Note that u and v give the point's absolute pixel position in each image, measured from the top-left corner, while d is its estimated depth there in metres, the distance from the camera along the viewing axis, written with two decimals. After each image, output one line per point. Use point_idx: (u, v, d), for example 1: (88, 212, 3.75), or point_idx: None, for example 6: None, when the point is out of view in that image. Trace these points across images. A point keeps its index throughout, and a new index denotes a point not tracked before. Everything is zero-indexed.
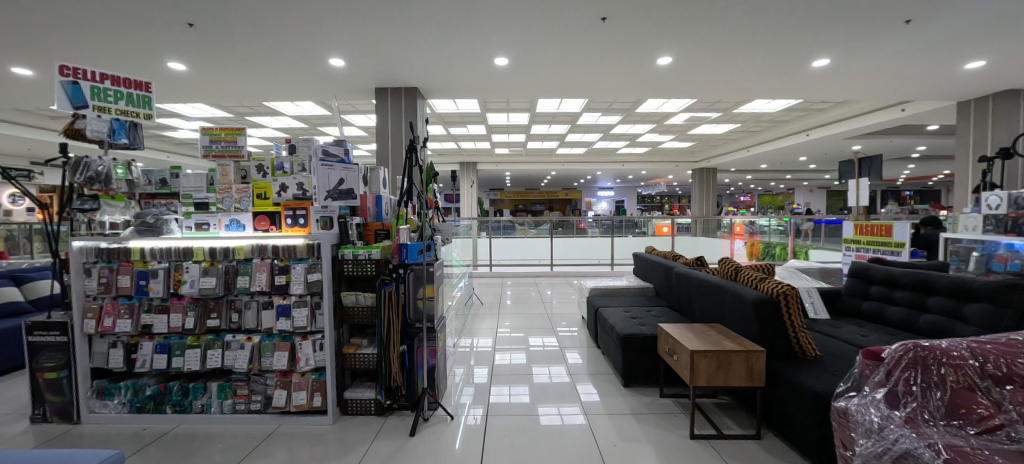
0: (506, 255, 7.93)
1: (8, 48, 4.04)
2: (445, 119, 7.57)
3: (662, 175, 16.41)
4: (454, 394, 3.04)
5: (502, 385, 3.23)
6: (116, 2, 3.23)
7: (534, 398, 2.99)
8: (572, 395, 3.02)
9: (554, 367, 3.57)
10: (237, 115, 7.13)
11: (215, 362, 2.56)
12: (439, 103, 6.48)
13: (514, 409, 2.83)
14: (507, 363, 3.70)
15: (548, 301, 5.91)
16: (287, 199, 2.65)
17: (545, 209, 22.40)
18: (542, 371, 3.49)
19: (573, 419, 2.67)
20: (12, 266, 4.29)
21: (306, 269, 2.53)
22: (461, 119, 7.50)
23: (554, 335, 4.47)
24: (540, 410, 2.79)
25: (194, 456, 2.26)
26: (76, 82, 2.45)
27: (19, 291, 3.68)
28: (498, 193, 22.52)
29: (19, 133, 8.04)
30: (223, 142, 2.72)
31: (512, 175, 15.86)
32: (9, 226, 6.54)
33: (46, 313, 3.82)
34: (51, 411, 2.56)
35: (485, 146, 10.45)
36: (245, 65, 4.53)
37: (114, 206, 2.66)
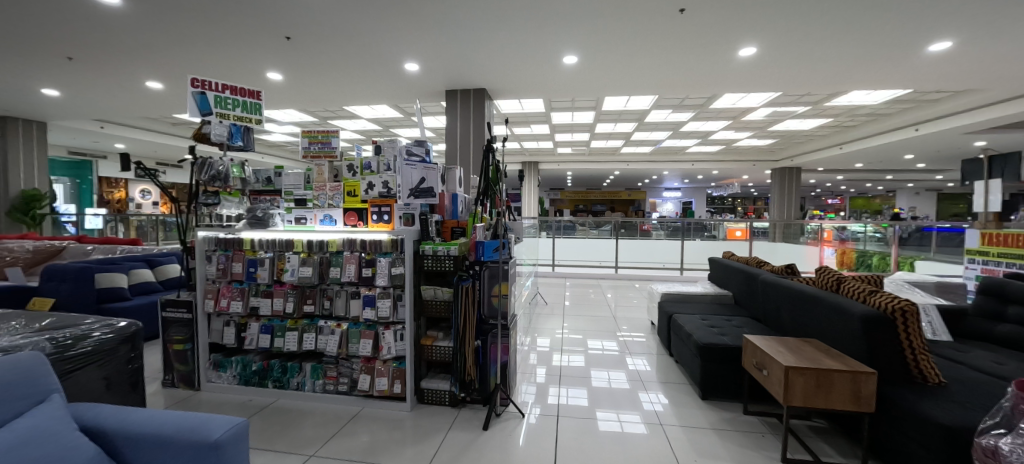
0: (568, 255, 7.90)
1: (146, 65, 4.76)
2: (510, 119, 7.67)
3: (735, 175, 15.36)
4: (518, 390, 3.09)
5: (562, 387, 3.21)
6: (231, 22, 3.66)
7: (591, 402, 2.93)
8: (639, 403, 2.92)
9: (613, 372, 3.48)
10: (321, 119, 7.77)
11: (310, 345, 2.80)
12: (505, 104, 6.59)
13: (578, 411, 2.80)
14: (566, 365, 3.66)
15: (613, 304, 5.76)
16: (372, 197, 2.84)
17: (606, 210, 21.91)
18: (602, 376, 3.41)
19: (634, 427, 2.58)
20: (147, 250, 5.04)
21: (389, 263, 2.70)
22: (526, 119, 7.56)
23: (615, 339, 4.36)
24: (598, 415, 2.74)
25: (290, 431, 2.50)
26: (203, 92, 2.81)
27: (151, 272, 4.25)
28: (558, 193, 22.41)
29: (148, 138, 9.47)
30: (319, 143, 3.02)
31: (574, 175, 15.70)
32: (140, 217, 7.74)
33: (172, 292, 4.42)
34: (178, 378, 2.97)
35: (548, 145, 10.45)
36: (331, 73, 4.91)
37: (230, 202, 2.96)
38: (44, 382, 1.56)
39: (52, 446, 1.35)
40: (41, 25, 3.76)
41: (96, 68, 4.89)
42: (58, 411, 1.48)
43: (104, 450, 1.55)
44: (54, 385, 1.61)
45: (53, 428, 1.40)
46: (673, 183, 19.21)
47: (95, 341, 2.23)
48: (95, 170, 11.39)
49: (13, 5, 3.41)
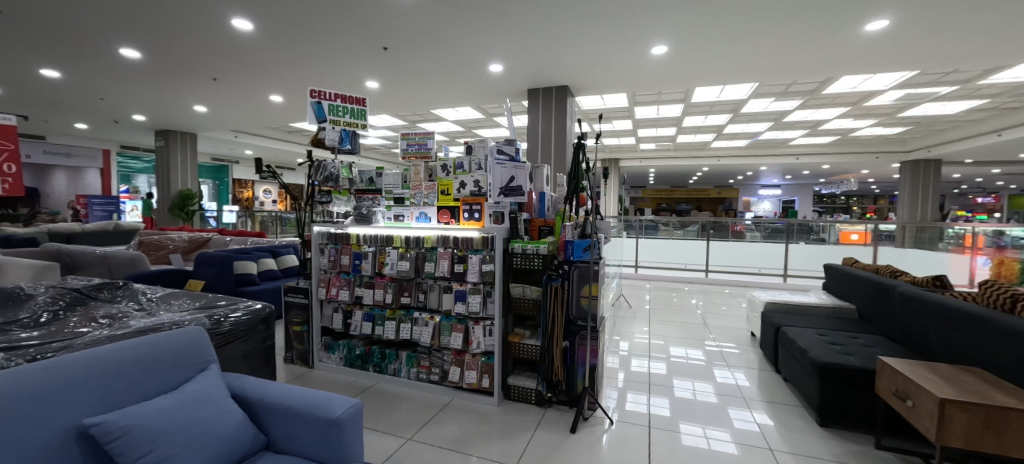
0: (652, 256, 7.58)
1: (271, 82, 5.50)
2: (591, 115, 7.52)
3: (851, 170, 13.37)
4: (602, 392, 3.03)
5: (645, 393, 3.09)
6: (340, 39, 4.05)
7: (675, 413, 2.77)
8: (729, 420, 2.68)
9: (698, 383, 3.25)
10: (411, 123, 8.34)
11: (406, 334, 3.02)
12: (587, 100, 6.48)
13: (665, 422, 2.66)
14: (645, 371, 3.50)
15: (703, 310, 5.37)
16: (464, 195, 2.96)
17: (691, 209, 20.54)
18: (685, 386, 3.20)
19: (722, 446, 2.37)
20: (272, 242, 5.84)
21: (480, 260, 2.83)
22: (608, 114, 7.35)
23: (702, 348, 4.06)
24: (681, 427, 2.58)
25: (389, 412, 2.72)
26: (319, 101, 3.14)
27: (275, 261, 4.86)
28: (639, 191, 21.48)
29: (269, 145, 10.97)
30: (416, 145, 3.21)
31: (657, 172, 14.96)
32: (263, 214, 9.00)
33: (292, 279, 5.04)
34: (296, 356, 3.40)
35: (630, 142, 10.07)
36: (422, 79, 5.22)
37: (340, 200, 3.34)
38: (206, 353, 1.84)
39: (212, 408, 1.59)
40: (195, 53, 4.52)
41: (235, 86, 5.75)
42: (215, 380, 1.74)
43: (248, 415, 1.79)
44: (211, 355, 1.89)
45: (211, 394, 1.64)
46: (770, 179, 17.36)
47: (237, 321, 2.61)
48: (230, 172, 13.51)
49: (180, 38, 4.13)
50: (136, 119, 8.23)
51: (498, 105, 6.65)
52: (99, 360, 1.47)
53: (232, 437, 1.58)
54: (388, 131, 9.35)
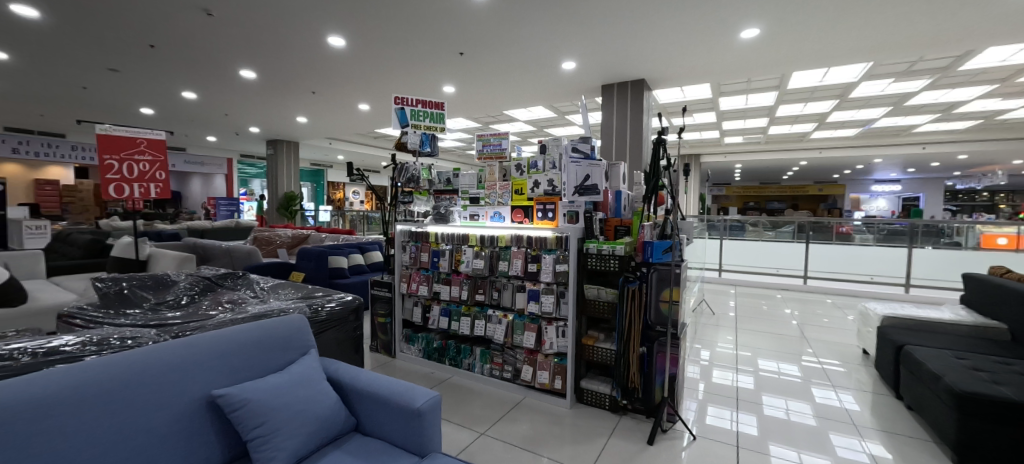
0: (739, 259, 7.00)
1: (360, 92, 6.01)
2: (669, 109, 7.12)
3: (1002, 160, 11.01)
4: (680, 403, 2.83)
5: (730, 408, 2.82)
6: (421, 48, 4.28)
7: (765, 433, 2.49)
8: (832, 446, 2.34)
9: (792, 402, 2.90)
10: (485, 125, 8.60)
11: (480, 331, 3.11)
12: (664, 93, 6.15)
13: (756, 442, 2.40)
14: (729, 384, 3.22)
15: (803, 320, 4.83)
16: (538, 195, 2.99)
17: (785, 208, 18.53)
18: (776, 404, 2.87)
19: None
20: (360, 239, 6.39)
21: (554, 260, 2.83)
22: (689, 107, 6.91)
23: (798, 362, 3.64)
24: (771, 449, 2.31)
25: (464, 405, 2.82)
26: (401, 107, 3.35)
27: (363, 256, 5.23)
28: (722, 188, 19.90)
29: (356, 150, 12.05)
30: (491, 145, 3.31)
31: (744, 167, 13.73)
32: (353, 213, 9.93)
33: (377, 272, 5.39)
34: (380, 345, 3.68)
35: (713, 136, 9.37)
36: (495, 81, 5.33)
37: (421, 200, 3.55)
38: (306, 338, 2.03)
39: (311, 389, 1.75)
40: (298, 71, 5.10)
41: (330, 98, 6.37)
42: (314, 363, 1.91)
43: (340, 398, 1.94)
44: (311, 340, 2.08)
45: (310, 376, 1.80)
46: (887, 173, 15.06)
47: (332, 311, 2.86)
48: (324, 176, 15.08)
49: (287, 58, 4.68)
50: (251, 131, 9.53)
51: (570, 103, 6.58)
52: (225, 340, 1.70)
53: (327, 417, 1.72)
54: (462, 134, 9.74)
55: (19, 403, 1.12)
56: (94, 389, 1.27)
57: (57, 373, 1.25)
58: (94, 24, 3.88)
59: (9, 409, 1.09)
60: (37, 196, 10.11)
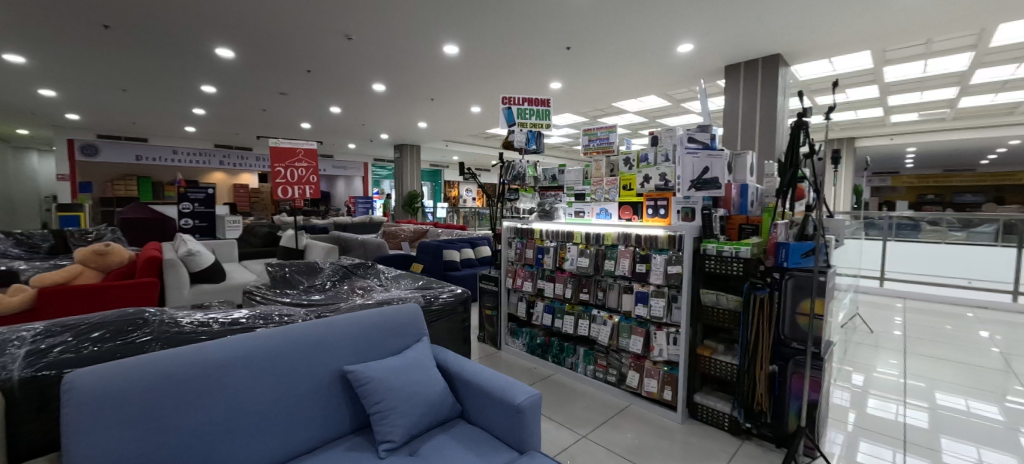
0: (907, 264, 5.79)
1: (472, 95, 6.40)
2: (811, 87, 6.11)
3: None
4: (820, 433, 2.38)
5: (893, 448, 2.28)
6: (528, 47, 4.35)
7: None
8: None
9: (989, 452, 2.23)
10: (592, 119, 8.51)
11: (583, 330, 3.06)
12: (806, 68, 5.30)
13: None
14: (894, 418, 2.60)
15: (1014, 347, 3.71)
16: (648, 190, 2.83)
17: (983, 204, 14.40)
18: (965, 453, 2.22)
19: None
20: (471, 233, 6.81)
21: (666, 261, 2.62)
22: (837, 82, 5.82)
23: (1002, 400, 2.82)
24: None
25: (566, 404, 2.79)
26: (509, 107, 3.43)
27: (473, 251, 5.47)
28: (887, 178, 16.53)
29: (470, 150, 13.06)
30: (598, 140, 3.20)
31: (919, 151, 11.08)
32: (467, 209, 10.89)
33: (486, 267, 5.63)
34: (486, 336, 3.87)
35: (874, 114, 7.76)
36: (602, 72, 5.16)
37: (526, 197, 3.63)
38: (420, 326, 2.17)
39: (422, 375, 1.87)
40: (416, 80, 5.62)
41: (445, 103, 6.90)
42: (426, 350, 2.05)
43: (448, 384, 2.05)
44: (425, 329, 2.23)
45: (422, 362, 1.94)
46: None
47: (444, 301, 3.07)
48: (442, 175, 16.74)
49: (410, 70, 5.19)
50: (382, 138, 10.93)
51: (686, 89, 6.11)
52: (352, 323, 1.91)
53: (436, 401, 1.84)
54: (568, 129, 9.74)
55: (209, 365, 1.44)
56: (253, 359, 1.54)
57: (231, 342, 1.56)
58: (268, 58, 4.81)
59: (203, 369, 1.42)
60: (235, 197, 12.84)
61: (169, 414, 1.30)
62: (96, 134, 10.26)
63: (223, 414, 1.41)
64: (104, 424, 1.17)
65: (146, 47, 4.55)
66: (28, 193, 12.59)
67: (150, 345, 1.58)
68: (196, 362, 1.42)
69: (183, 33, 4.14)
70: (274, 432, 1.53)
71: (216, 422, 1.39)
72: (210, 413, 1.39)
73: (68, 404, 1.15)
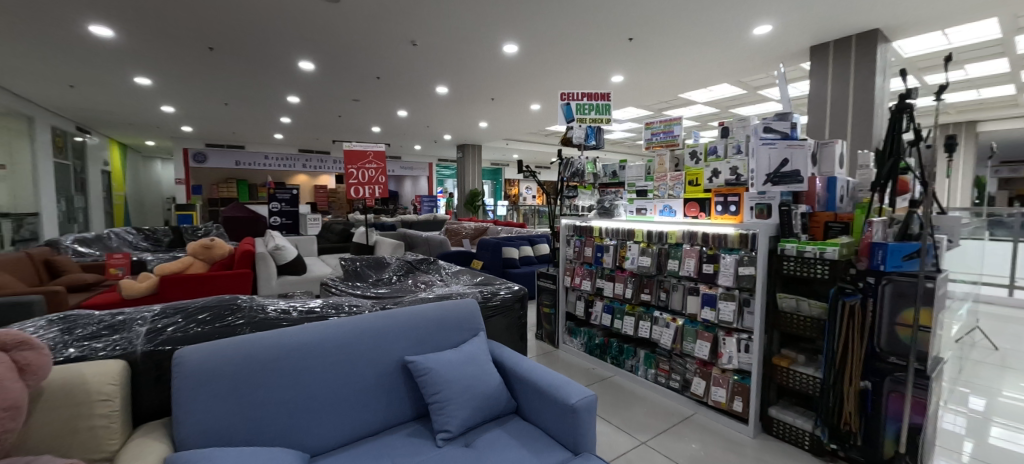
0: None
1: (532, 93, 6.43)
2: (919, 64, 5.36)
3: None
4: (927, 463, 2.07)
5: None
6: (589, 41, 4.27)
7: None
8: None
9: None
10: (657, 111, 8.22)
11: (644, 332, 2.94)
12: (911, 43, 4.64)
13: None
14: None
15: None
16: (717, 185, 2.65)
17: None
18: None
19: None
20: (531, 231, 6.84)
21: (736, 261, 2.44)
22: (953, 57, 5.04)
23: None
24: None
25: (626, 407, 2.71)
26: (568, 103, 3.40)
27: (532, 249, 5.48)
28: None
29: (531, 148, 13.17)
30: (661, 133, 3.05)
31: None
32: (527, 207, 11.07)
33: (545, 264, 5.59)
34: (544, 334, 3.87)
35: (1006, 92, 6.58)
36: (668, 62, 4.92)
37: (585, 194, 3.61)
38: (477, 321, 2.21)
39: (478, 370, 1.91)
40: (476, 82, 5.76)
41: (505, 102, 6.99)
42: (482, 345, 2.09)
43: (504, 379, 2.06)
44: (482, 324, 2.26)
45: (478, 357, 1.97)
46: None
47: (501, 298, 3.10)
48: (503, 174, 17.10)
49: (472, 71, 5.32)
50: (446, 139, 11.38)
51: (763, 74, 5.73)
52: (412, 316, 2.00)
53: (491, 396, 1.87)
54: (630, 123, 9.42)
55: (287, 349, 1.60)
56: (324, 346, 1.68)
57: (306, 329, 1.71)
58: (342, 68, 5.21)
59: (282, 352, 1.59)
60: (316, 197, 14.12)
61: (255, 390, 1.49)
62: (204, 144, 11.83)
63: (297, 394, 1.57)
64: (206, 395, 1.41)
65: (242, 65, 5.14)
66: (155, 195, 14.87)
67: (241, 328, 1.78)
68: (278, 346, 1.59)
69: (271, 50, 4.62)
70: (343, 413, 1.68)
71: (292, 401, 1.56)
72: (288, 392, 1.56)
73: (180, 377, 1.40)
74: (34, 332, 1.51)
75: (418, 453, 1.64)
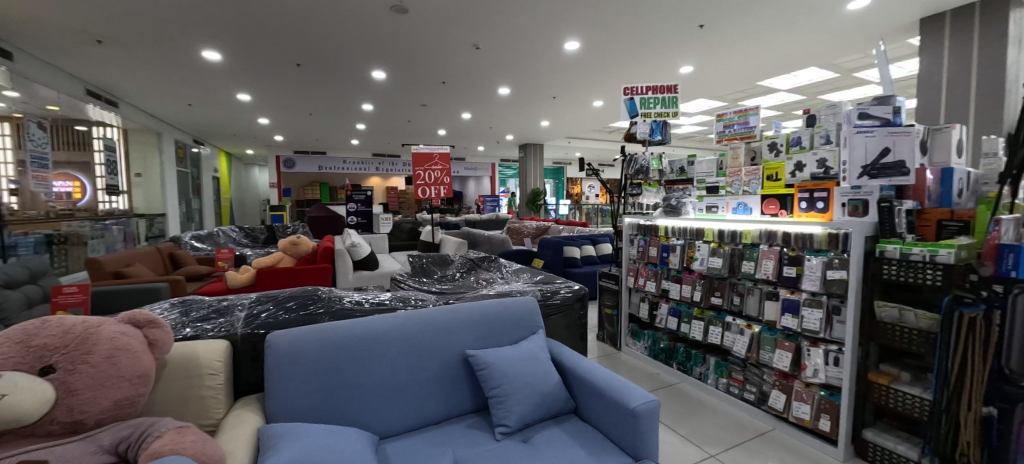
0: None
1: (598, 90, 6.35)
2: None
3: None
4: None
5: None
6: (656, 32, 4.11)
7: None
8: None
9: None
10: (733, 102, 7.72)
11: (715, 338, 2.76)
12: None
13: None
14: None
15: None
16: (801, 180, 2.41)
17: None
18: None
19: None
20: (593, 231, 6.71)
21: (824, 264, 2.20)
22: None
23: None
24: None
25: (693, 416, 2.57)
26: (631, 98, 3.28)
27: (594, 248, 5.39)
28: None
29: (593, 145, 12.97)
30: (735, 125, 2.85)
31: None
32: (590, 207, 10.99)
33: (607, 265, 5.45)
34: (606, 335, 3.79)
35: None
36: (746, 47, 4.57)
37: (650, 192, 3.47)
38: (536, 319, 2.21)
39: (536, 367, 1.91)
40: (538, 81, 5.79)
41: (567, 100, 6.93)
42: (541, 343, 2.08)
43: (563, 378, 2.04)
44: (541, 323, 2.25)
45: (538, 354, 1.98)
46: None
47: (562, 297, 3.07)
48: (565, 173, 17.08)
49: (534, 71, 5.35)
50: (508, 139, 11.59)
51: (860, 54, 5.14)
52: (473, 312, 2.05)
53: (549, 394, 1.87)
54: (700, 115, 8.87)
55: (360, 337, 1.73)
56: (393, 337, 1.80)
57: (377, 321, 1.83)
58: (412, 75, 5.52)
59: (357, 340, 1.72)
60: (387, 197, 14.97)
61: (332, 374, 1.63)
62: (293, 151, 13.24)
63: (369, 379, 1.70)
64: (293, 376, 1.57)
65: (323, 78, 5.65)
66: (254, 198, 16.91)
67: (322, 317, 1.93)
68: (354, 334, 1.73)
69: (347, 62, 5.02)
70: (408, 400, 1.78)
71: (364, 386, 1.68)
72: (361, 377, 1.69)
73: (272, 359, 1.57)
74: (162, 313, 1.80)
75: (478, 445, 1.70)
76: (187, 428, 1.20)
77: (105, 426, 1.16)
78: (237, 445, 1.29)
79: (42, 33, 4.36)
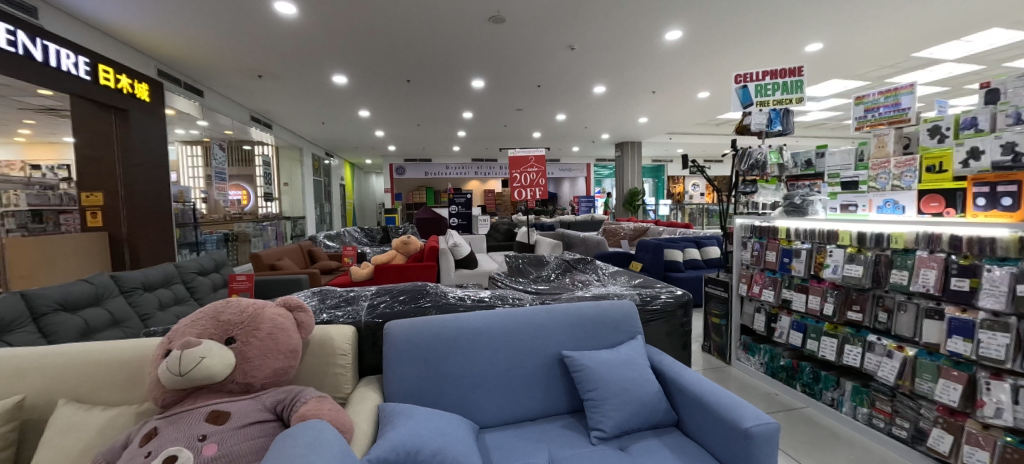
0: None
1: (707, 80, 5.88)
2: None
3: None
4: None
5: None
6: (776, 10, 3.68)
7: None
8: None
9: None
10: (878, 80, 6.51)
11: (853, 360, 2.36)
12: None
13: None
14: None
15: None
16: (979, 171, 1.91)
17: None
18: None
19: None
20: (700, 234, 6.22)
21: (1012, 276, 1.72)
22: None
23: None
24: None
25: (822, 447, 2.23)
26: (745, 85, 2.97)
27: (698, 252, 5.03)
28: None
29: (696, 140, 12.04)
30: (881, 108, 2.44)
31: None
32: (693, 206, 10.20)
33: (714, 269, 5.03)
34: (713, 347, 3.50)
35: None
36: (902, 12, 3.82)
37: (767, 189, 3.13)
38: (632, 325, 2.12)
39: (632, 374, 1.84)
40: (636, 76, 5.58)
41: (668, 93, 6.53)
42: (639, 349, 2.00)
43: (664, 389, 1.93)
44: (639, 329, 2.16)
45: (634, 359, 1.91)
46: None
47: (663, 303, 2.91)
48: (665, 171, 16.12)
49: (632, 65, 5.14)
50: (602, 138, 11.32)
51: None
52: (568, 313, 2.06)
53: (646, 403, 1.78)
54: (831, 99, 7.66)
55: (461, 331, 1.85)
56: (489, 333, 1.89)
57: (476, 317, 1.94)
58: (508, 82, 5.74)
59: (457, 333, 1.85)
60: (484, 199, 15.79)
61: (436, 362, 1.77)
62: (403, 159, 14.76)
63: (468, 371, 1.81)
64: (404, 363, 1.74)
65: (428, 92, 6.21)
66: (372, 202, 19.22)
67: (429, 310, 2.13)
68: (456, 328, 1.86)
69: (448, 75, 5.44)
70: (504, 394, 1.86)
71: (463, 377, 1.80)
72: (462, 368, 1.80)
73: (389, 345, 1.77)
74: (305, 299, 2.15)
75: (572, 446, 1.69)
76: (326, 398, 1.42)
77: (267, 389, 1.41)
78: (362, 418, 1.48)
79: (221, 73, 5.51)
